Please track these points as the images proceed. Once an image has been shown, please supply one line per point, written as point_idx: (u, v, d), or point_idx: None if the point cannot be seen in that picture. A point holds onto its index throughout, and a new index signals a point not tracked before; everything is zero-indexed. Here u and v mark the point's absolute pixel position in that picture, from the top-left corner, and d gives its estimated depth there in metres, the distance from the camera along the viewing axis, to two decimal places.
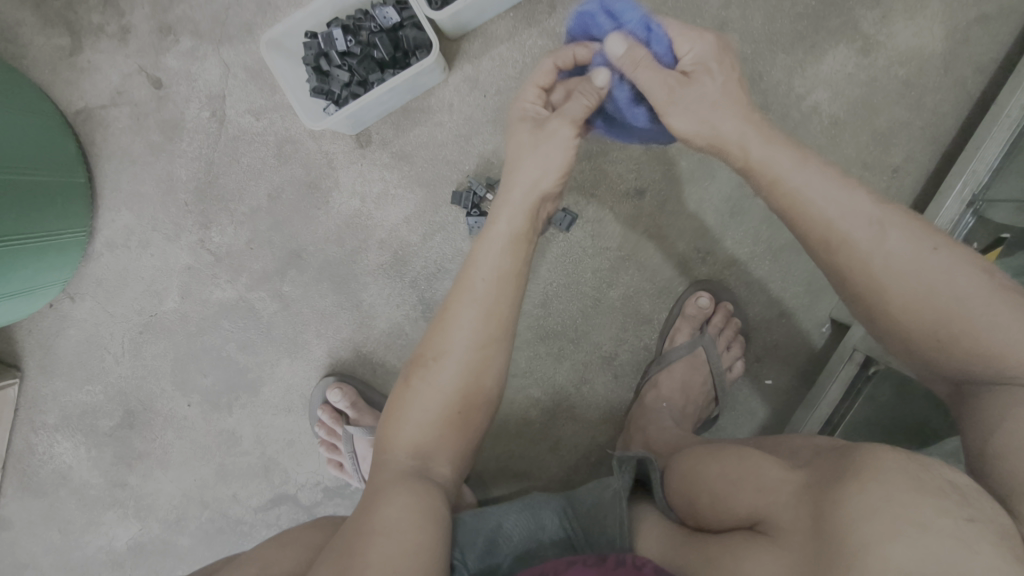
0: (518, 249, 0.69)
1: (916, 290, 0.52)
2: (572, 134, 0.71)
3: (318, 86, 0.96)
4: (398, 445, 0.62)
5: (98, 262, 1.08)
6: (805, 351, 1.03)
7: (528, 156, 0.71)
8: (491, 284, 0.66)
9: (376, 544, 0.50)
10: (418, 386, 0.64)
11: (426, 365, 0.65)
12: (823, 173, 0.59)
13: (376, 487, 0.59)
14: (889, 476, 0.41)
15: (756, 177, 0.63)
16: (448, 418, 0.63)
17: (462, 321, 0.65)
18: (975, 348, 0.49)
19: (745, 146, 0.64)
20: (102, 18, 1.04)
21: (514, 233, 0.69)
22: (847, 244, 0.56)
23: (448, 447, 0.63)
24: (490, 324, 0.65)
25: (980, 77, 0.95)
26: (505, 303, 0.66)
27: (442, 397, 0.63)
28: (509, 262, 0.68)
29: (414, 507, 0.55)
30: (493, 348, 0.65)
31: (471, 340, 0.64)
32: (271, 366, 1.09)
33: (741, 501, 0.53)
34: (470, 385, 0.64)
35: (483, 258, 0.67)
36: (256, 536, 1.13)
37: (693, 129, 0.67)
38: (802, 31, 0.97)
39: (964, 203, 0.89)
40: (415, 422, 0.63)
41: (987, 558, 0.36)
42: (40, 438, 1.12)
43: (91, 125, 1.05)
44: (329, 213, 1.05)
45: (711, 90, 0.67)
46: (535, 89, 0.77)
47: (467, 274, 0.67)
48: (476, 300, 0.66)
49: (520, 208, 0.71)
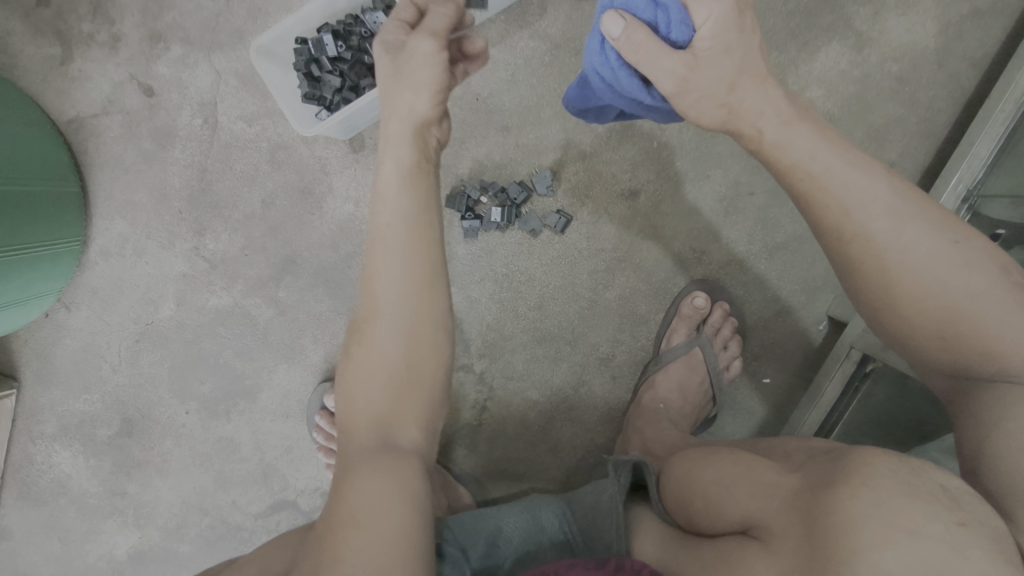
0: (418, 182, 0.63)
1: (928, 288, 0.52)
2: (434, 47, 0.64)
3: (309, 92, 0.94)
4: (357, 417, 0.59)
5: (94, 271, 1.08)
6: (803, 349, 1.03)
7: (396, 91, 0.64)
8: (399, 227, 0.61)
9: (350, 538, 0.48)
10: (359, 350, 0.60)
11: (361, 330, 0.61)
12: (844, 159, 0.56)
13: (344, 471, 0.55)
14: (881, 480, 0.41)
15: (772, 164, 0.60)
16: (398, 377, 0.59)
17: (384, 272, 0.61)
18: (980, 348, 0.50)
19: (761, 128, 0.60)
20: (92, 27, 1.03)
21: (409, 168, 0.63)
22: (863, 236, 0.54)
23: (408, 408, 0.59)
24: (412, 266, 0.61)
25: (973, 72, 0.95)
26: (425, 242, 0.61)
27: (387, 356, 0.59)
28: (412, 198, 0.62)
29: (386, 489, 0.51)
30: (426, 294, 0.61)
31: (400, 289, 0.60)
32: (268, 372, 1.09)
33: (735, 505, 0.53)
34: (411, 338, 0.59)
35: (387, 199, 0.62)
36: (257, 542, 1.13)
37: (708, 114, 0.61)
38: (795, 28, 0.96)
39: (958, 199, 0.89)
40: (366, 389, 0.59)
41: (977, 563, 0.36)
42: (39, 448, 1.12)
43: (83, 134, 1.05)
44: (323, 218, 1.05)
45: (728, 68, 0.58)
46: (397, 23, 0.69)
47: (376, 224, 0.62)
48: (393, 250, 0.61)
49: (405, 141, 0.64)
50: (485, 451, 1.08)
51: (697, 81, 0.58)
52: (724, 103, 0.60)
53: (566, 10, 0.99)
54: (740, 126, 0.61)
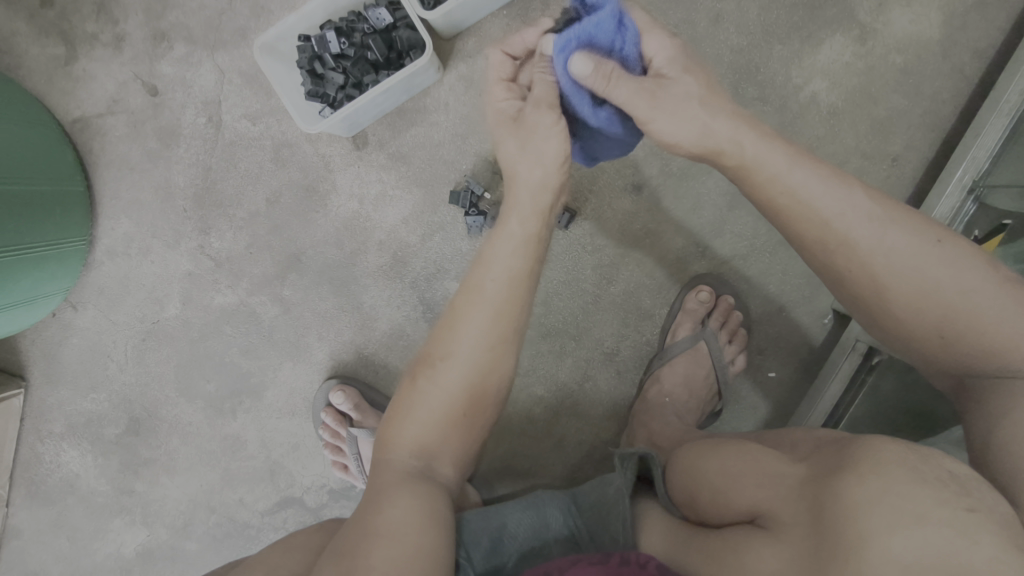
0: (529, 251, 0.65)
1: (920, 289, 0.51)
2: (552, 120, 0.64)
3: (313, 90, 0.96)
4: (402, 444, 0.62)
5: (100, 270, 1.08)
6: (809, 343, 1.02)
7: (523, 156, 0.66)
8: (501, 285, 0.63)
9: (380, 547, 0.51)
10: (424, 388, 0.63)
11: (433, 367, 0.63)
12: (817, 172, 0.56)
13: (376, 488, 0.59)
14: (890, 469, 0.40)
15: (746, 180, 0.60)
16: (451, 417, 0.63)
17: (471, 323, 0.63)
18: (981, 343, 0.49)
19: (738, 144, 0.59)
20: (96, 27, 1.04)
21: (526, 234, 0.65)
22: (847, 246, 0.54)
23: (454, 446, 0.63)
24: (496, 328, 0.63)
25: (978, 63, 0.95)
26: (517, 305, 0.64)
27: (449, 398, 0.62)
28: (520, 262, 0.64)
29: (420, 509, 0.56)
30: (501, 350, 0.64)
31: (479, 344, 0.63)
32: (273, 370, 1.09)
33: (741, 495, 0.53)
34: (477, 392, 0.63)
35: (493, 258, 0.64)
36: (264, 540, 1.13)
37: (684, 131, 0.61)
38: (798, 21, 0.96)
39: (964, 190, 0.88)
40: (420, 422, 0.63)
41: (987, 549, 0.35)
42: (47, 447, 1.13)
43: (88, 134, 1.06)
44: (328, 216, 1.05)
45: (693, 87, 0.62)
46: (502, 84, 0.70)
47: (477, 273, 0.64)
48: (485, 303, 0.63)
49: (531, 207, 0.66)
50: (490, 449, 1.09)
51: (667, 101, 0.61)
52: (699, 120, 0.60)
53: None
54: (719, 143, 0.60)
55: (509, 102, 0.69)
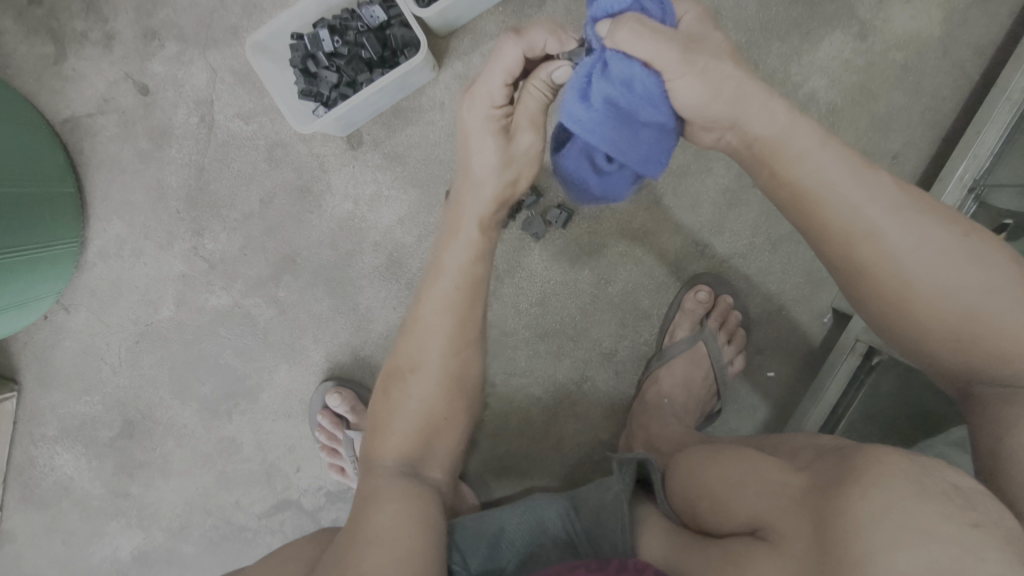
0: (486, 253, 0.67)
1: (942, 287, 0.50)
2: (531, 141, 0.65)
3: (306, 88, 0.94)
4: (384, 453, 0.63)
5: (92, 272, 1.07)
6: (808, 342, 1.02)
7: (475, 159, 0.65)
8: (461, 289, 0.65)
9: (371, 554, 0.50)
10: (398, 398, 0.64)
11: (404, 378, 0.65)
12: (845, 158, 0.55)
13: (365, 494, 0.58)
14: (893, 483, 0.40)
15: (772, 157, 0.58)
16: (432, 423, 0.64)
17: (434, 329, 0.64)
18: (1000, 349, 0.49)
19: (762, 126, 0.57)
20: (85, 25, 1.02)
21: (481, 234, 0.66)
22: (873, 236, 0.53)
23: (440, 451, 0.65)
24: (461, 330, 0.65)
25: (979, 60, 0.94)
26: (477, 306, 0.66)
27: (424, 403, 0.64)
28: (479, 266, 0.66)
29: (409, 514, 0.55)
30: (468, 350, 0.66)
31: (445, 347, 0.64)
32: (269, 372, 1.08)
33: (741, 506, 0.52)
34: (448, 393, 0.64)
35: (449, 263, 0.65)
36: (261, 542, 1.12)
37: (706, 97, 0.55)
38: (797, 18, 0.95)
39: (965, 189, 0.88)
40: (400, 431, 0.63)
41: (993, 565, 0.35)
42: (40, 450, 1.11)
43: (78, 134, 1.04)
44: (322, 216, 1.04)
45: (721, 45, 0.57)
46: (504, 79, 0.61)
47: (434, 281, 0.66)
48: (446, 308, 0.64)
49: (483, 212, 0.66)
50: (488, 449, 1.08)
51: (699, 58, 0.54)
52: (727, 85, 0.56)
53: (565, 2, 0.97)
54: (749, 117, 0.57)
55: (501, 111, 0.64)
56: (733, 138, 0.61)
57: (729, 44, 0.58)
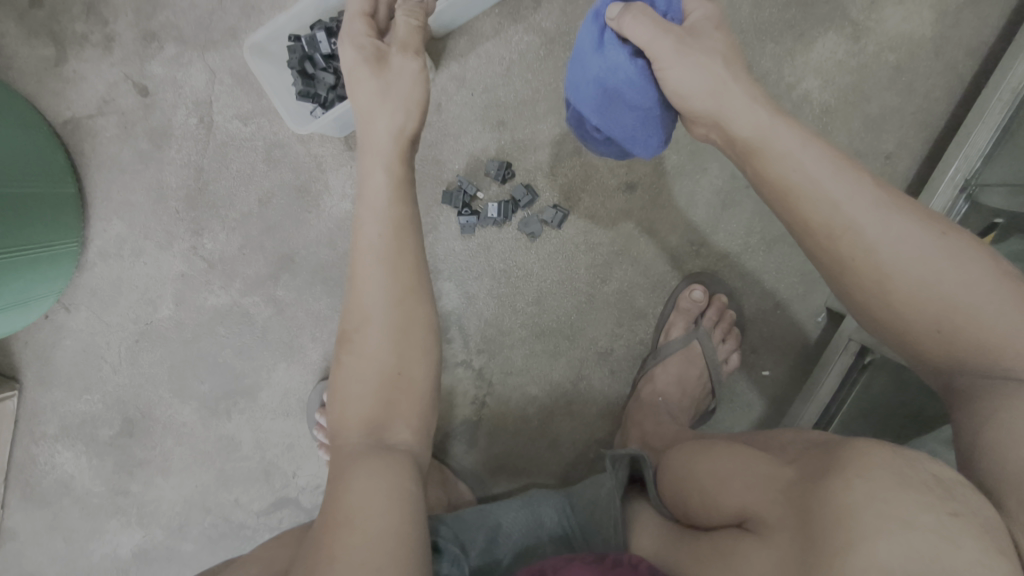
0: (405, 198, 0.67)
1: (922, 280, 0.51)
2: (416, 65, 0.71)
3: (304, 90, 0.94)
4: (350, 422, 0.60)
5: (92, 271, 1.08)
6: (802, 341, 1.02)
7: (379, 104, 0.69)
8: (385, 232, 0.64)
9: (343, 535, 0.50)
10: (348, 363, 0.62)
11: (352, 340, 0.62)
12: (829, 158, 0.57)
13: (338, 471, 0.57)
14: (876, 473, 0.41)
15: (756, 154, 0.61)
16: (388, 380, 0.61)
17: (369, 281, 0.63)
18: (980, 340, 0.49)
19: (749, 117, 0.61)
20: (85, 27, 1.03)
21: (394, 178, 0.67)
22: (852, 230, 0.54)
23: (403, 413, 0.61)
24: (398, 276, 0.63)
25: (971, 61, 0.94)
26: (408, 252, 0.64)
27: (378, 361, 0.61)
28: (399, 209, 0.66)
29: (384, 491, 0.53)
30: (410, 296, 0.63)
31: (386, 298, 0.62)
32: (267, 370, 1.09)
33: (731, 498, 0.53)
34: (397, 345, 0.62)
35: (370, 215, 0.65)
36: (259, 540, 1.13)
37: (696, 84, 0.63)
38: (790, 19, 0.96)
39: (956, 189, 0.88)
40: (357, 396, 0.61)
41: (970, 553, 0.35)
42: (41, 448, 1.12)
43: (79, 135, 1.05)
44: (320, 217, 1.05)
45: (718, 44, 0.64)
46: (361, 18, 0.72)
47: (360, 236, 0.65)
48: (373, 254, 0.63)
49: (391, 155, 0.68)
50: (485, 448, 1.08)
51: (690, 50, 0.63)
52: (720, 77, 0.63)
53: (560, 4, 0.98)
54: (732, 108, 0.62)
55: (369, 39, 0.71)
56: (718, 132, 0.66)
57: (726, 43, 0.65)
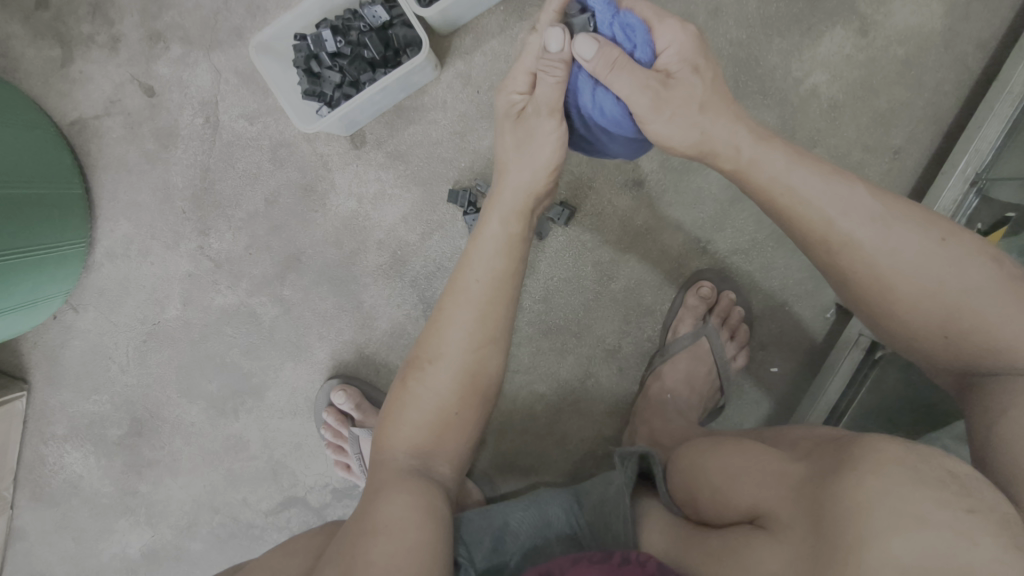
0: (512, 251, 0.69)
1: (922, 288, 0.51)
2: (555, 126, 0.66)
3: (310, 89, 0.95)
4: (396, 444, 0.64)
5: (100, 272, 1.08)
6: (811, 338, 1.02)
7: (515, 158, 0.70)
8: (485, 285, 0.66)
9: (378, 543, 0.52)
10: (415, 389, 0.65)
11: (422, 368, 0.66)
12: (819, 173, 0.57)
13: (378, 484, 0.60)
14: (890, 470, 0.40)
15: (744, 180, 0.62)
16: (447, 419, 0.65)
17: (456, 322, 0.66)
18: (984, 343, 0.49)
19: (736, 147, 0.62)
20: (92, 28, 1.03)
21: (507, 235, 0.69)
22: (850, 245, 0.54)
23: (449, 447, 0.65)
24: (486, 327, 0.66)
25: (981, 54, 0.94)
26: (501, 303, 0.67)
27: (439, 398, 0.65)
28: (502, 262, 0.68)
29: (413, 504, 0.56)
30: (489, 349, 0.66)
31: (466, 342, 0.65)
32: (275, 370, 1.09)
33: (741, 494, 0.53)
34: (465, 386, 0.65)
35: (476, 259, 0.68)
36: (268, 539, 1.13)
37: (678, 134, 0.63)
38: (798, 13, 0.95)
39: (967, 182, 0.88)
40: (412, 422, 0.65)
41: (986, 552, 0.35)
42: (51, 448, 1.13)
43: (85, 136, 1.05)
44: (326, 216, 1.05)
45: (696, 88, 0.62)
46: (526, 74, 0.67)
47: (461, 274, 0.68)
48: (470, 302, 0.66)
49: (511, 209, 0.70)
50: (492, 446, 1.09)
51: (669, 105, 0.61)
52: (696, 124, 0.63)
53: None
54: (714, 145, 0.63)
55: (522, 96, 0.69)
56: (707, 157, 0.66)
57: (704, 86, 0.63)
